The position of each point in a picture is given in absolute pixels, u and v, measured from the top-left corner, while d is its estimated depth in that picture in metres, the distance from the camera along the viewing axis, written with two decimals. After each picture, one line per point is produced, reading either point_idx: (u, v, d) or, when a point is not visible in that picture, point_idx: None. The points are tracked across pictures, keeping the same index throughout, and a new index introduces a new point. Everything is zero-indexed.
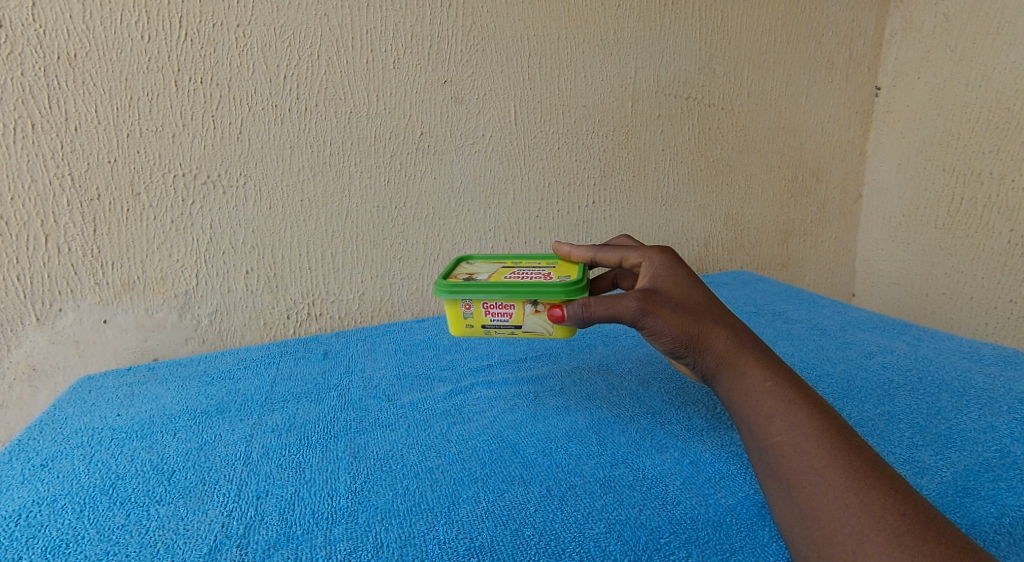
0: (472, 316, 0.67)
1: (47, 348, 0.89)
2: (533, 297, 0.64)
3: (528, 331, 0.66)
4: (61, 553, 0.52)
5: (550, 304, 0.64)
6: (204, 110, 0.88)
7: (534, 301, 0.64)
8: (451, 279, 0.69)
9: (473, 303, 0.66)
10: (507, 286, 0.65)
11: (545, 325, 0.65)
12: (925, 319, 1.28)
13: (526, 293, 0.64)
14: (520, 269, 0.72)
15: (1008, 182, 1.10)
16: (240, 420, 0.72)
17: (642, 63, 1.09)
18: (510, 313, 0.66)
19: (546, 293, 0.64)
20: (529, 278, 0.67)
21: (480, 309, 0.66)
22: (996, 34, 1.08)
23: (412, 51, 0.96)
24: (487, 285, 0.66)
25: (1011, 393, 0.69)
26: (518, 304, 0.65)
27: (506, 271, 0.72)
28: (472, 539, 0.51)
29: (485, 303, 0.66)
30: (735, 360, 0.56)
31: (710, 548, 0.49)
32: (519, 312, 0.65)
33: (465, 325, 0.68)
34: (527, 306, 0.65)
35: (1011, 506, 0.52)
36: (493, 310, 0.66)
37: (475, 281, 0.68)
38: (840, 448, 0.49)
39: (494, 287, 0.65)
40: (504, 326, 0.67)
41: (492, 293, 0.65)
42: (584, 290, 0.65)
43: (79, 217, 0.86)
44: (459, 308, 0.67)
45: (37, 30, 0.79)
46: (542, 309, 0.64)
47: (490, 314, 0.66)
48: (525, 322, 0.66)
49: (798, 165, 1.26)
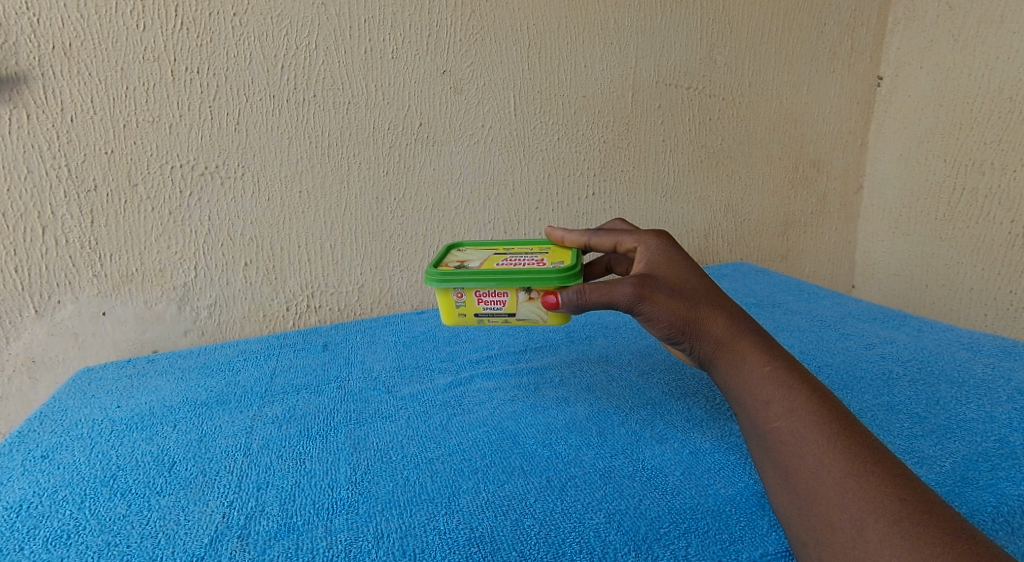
0: (465, 304, 0.67)
1: (46, 341, 0.89)
2: (526, 284, 0.64)
3: (523, 319, 0.66)
4: (61, 543, 0.52)
5: (544, 291, 0.63)
6: (201, 101, 0.88)
7: (528, 288, 0.64)
8: (442, 267, 0.68)
9: (466, 292, 0.66)
10: (499, 274, 0.64)
11: (539, 312, 0.65)
12: (925, 310, 1.28)
13: (519, 281, 0.64)
14: (513, 256, 0.72)
15: (1009, 172, 1.09)
16: (240, 412, 0.72)
17: (642, 53, 1.08)
18: (504, 301, 0.65)
19: (540, 280, 0.63)
20: (522, 265, 0.67)
21: (472, 298, 0.66)
22: (999, 23, 1.07)
23: (410, 41, 0.95)
24: (479, 273, 0.65)
25: (1010, 384, 0.69)
26: (511, 291, 0.64)
27: (499, 258, 0.72)
28: (473, 529, 0.51)
29: (477, 292, 0.65)
30: (735, 345, 0.56)
31: (710, 538, 0.49)
32: (512, 299, 0.65)
33: (458, 314, 0.68)
34: (520, 293, 0.64)
35: (1009, 495, 0.52)
36: (486, 298, 0.66)
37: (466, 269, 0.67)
38: (839, 434, 0.48)
39: (484, 275, 0.65)
40: (498, 313, 0.66)
41: (483, 282, 0.64)
42: (579, 277, 0.64)
43: (76, 208, 0.86)
44: (451, 297, 0.66)
45: (31, 19, 0.78)
46: (536, 296, 0.64)
47: (483, 302, 0.66)
48: (519, 309, 0.65)
49: (799, 155, 1.25)
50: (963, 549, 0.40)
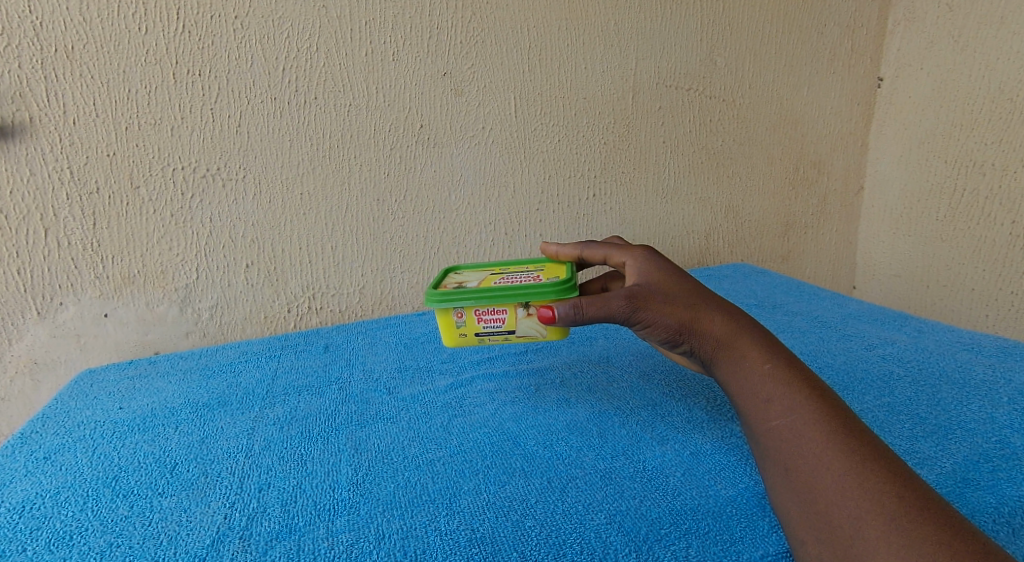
0: (465, 324, 0.67)
1: (48, 343, 0.89)
2: (524, 300, 0.64)
3: (522, 335, 0.66)
4: (64, 544, 0.52)
5: (541, 305, 0.64)
6: (202, 104, 0.88)
7: (526, 304, 0.64)
8: (442, 289, 0.68)
9: (465, 311, 0.66)
10: (497, 292, 0.64)
11: (538, 328, 0.65)
12: (926, 312, 1.28)
13: (517, 298, 0.64)
14: (509, 275, 0.72)
15: (1010, 173, 1.09)
16: (241, 414, 0.73)
17: (642, 55, 1.09)
18: (502, 318, 0.65)
19: (538, 295, 0.63)
20: (519, 282, 0.67)
21: (472, 317, 0.66)
22: (999, 24, 1.07)
23: (411, 44, 0.95)
24: (477, 292, 0.65)
25: (1011, 384, 0.69)
26: (510, 308, 0.64)
27: (496, 277, 0.72)
28: (474, 530, 0.51)
29: (476, 310, 0.65)
30: (734, 341, 0.56)
31: (710, 539, 0.49)
32: (511, 316, 0.65)
33: (458, 335, 0.67)
34: (519, 309, 0.64)
35: (1010, 496, 0.52)
36: (485, 316, 0.66)
37: (465, 290, 0.67)
38: (841, 433, 0.48)
39: (483, 292, 0.65)
40: (497, 331, 0.66)
41: (482, 299, 0.65)
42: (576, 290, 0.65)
43: (78, 210, 0.86)
44: (451, 317, 0.66)
45: (34, 23, 0.79)
46: (534, 311, 0.64)
47: (483, 321, 0.66)
48: (518, 326, 0.65)
49: (799, 156, 1.26)
50: (962, 548, 0.40)
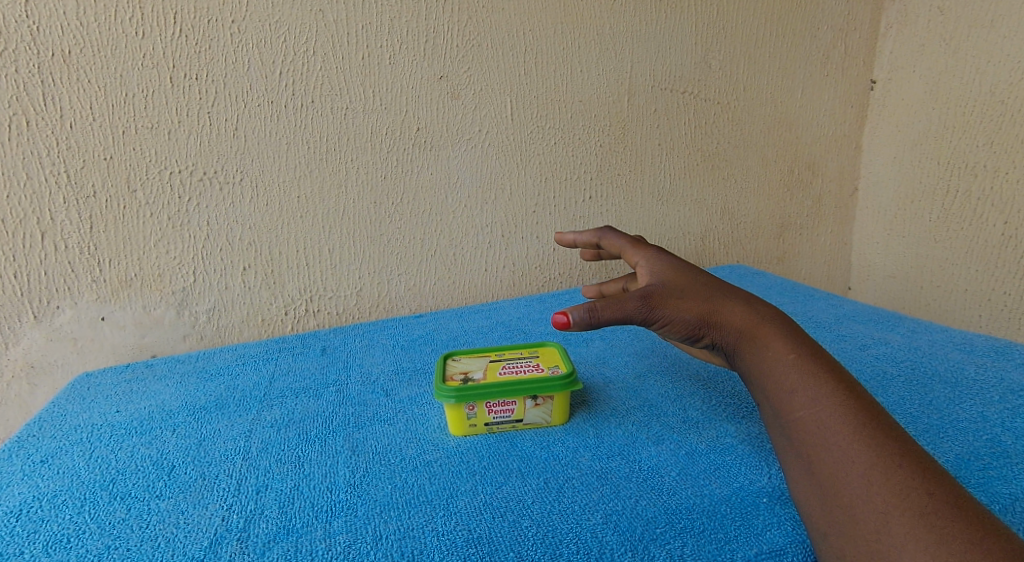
0: (475, 416, 0.65)
1: (44, 346, 0.89)
2: (533, 392, 0.64)
3: (529, 423, 0.66)
4: (62, 547, 0.52)
5: (549, 395, 0.65)
6: (200, 107, 0.88)
7: (535, 396, 0.64)
8: (446, 380, 0.66)
9: (477, 404, 0.64)
10: (508, 384, 0.64)
11: (546, 414, 0.66)
12: (919, 312, 1.29)
13: (527, 390, 0.64)
14: (503, 359, 0.71)
15: (1002, 175, 1.10)
16: (239, 416, 0.73)
17: (638, 58, 1.09)
18: (512, 409, 0.65)
19: (546, 387, 0.64)
20: (521, 370, 0.67)
21: (483, 408, 0.64)
22: (990, 27, 1.08)
23: (408, 47, 0.96)
24: (486, 386, 0.64)
25: (1002, 383, 0.70)
26: (520, 400, 0.64)
27: (491, 361, 0.71)
28: (470, 531, 0.51)
29: (488, 403, 0.64)
30: (757, 332, 0.58)
31: (706, 538, 0.50)
32: (521, 407, 0.65)
33: (468, 425, 0.65)
34: (527, 401, 0.65)
35: (1000, 493, 0.52)
36: (496, 408, 0.64)
37: (471, 379, 0.65)
38: (866, 423, 0.49)
39: (494, 386, 0.64)
40: (506, 421, 0.66)
41: (494, 394, 0.63)
42: (578, 379, 0.66)
43: (75, 214, 0.86)
44: (462, 410, 0.64)
45: (31, 27, 0.79)
46: (543, 401, 0.65)
47: (493, 412, 0.65)
48: (527, 415, 0.65)
49: (794, 159, 1.26)
50: (989, 545, 0.41)
